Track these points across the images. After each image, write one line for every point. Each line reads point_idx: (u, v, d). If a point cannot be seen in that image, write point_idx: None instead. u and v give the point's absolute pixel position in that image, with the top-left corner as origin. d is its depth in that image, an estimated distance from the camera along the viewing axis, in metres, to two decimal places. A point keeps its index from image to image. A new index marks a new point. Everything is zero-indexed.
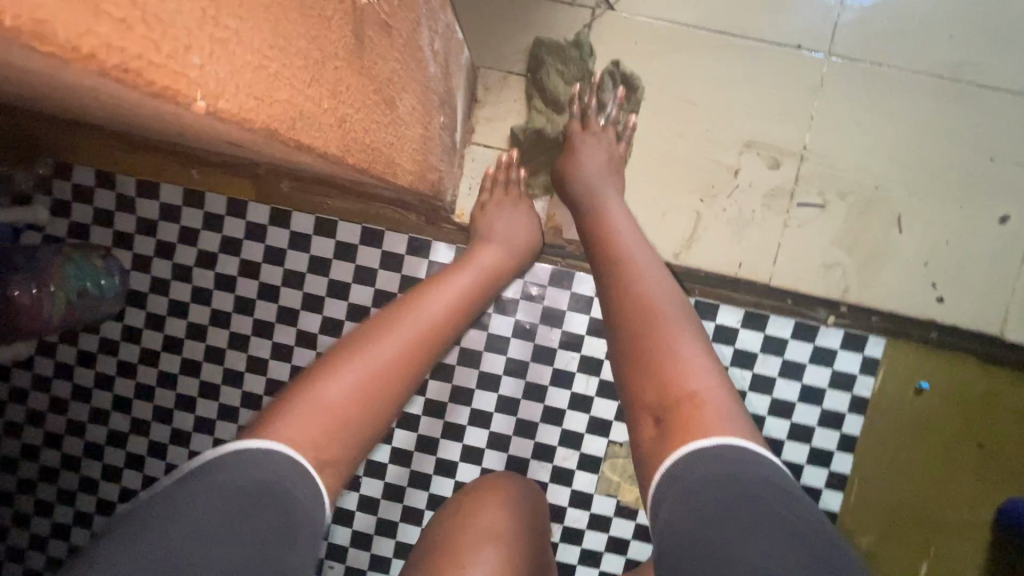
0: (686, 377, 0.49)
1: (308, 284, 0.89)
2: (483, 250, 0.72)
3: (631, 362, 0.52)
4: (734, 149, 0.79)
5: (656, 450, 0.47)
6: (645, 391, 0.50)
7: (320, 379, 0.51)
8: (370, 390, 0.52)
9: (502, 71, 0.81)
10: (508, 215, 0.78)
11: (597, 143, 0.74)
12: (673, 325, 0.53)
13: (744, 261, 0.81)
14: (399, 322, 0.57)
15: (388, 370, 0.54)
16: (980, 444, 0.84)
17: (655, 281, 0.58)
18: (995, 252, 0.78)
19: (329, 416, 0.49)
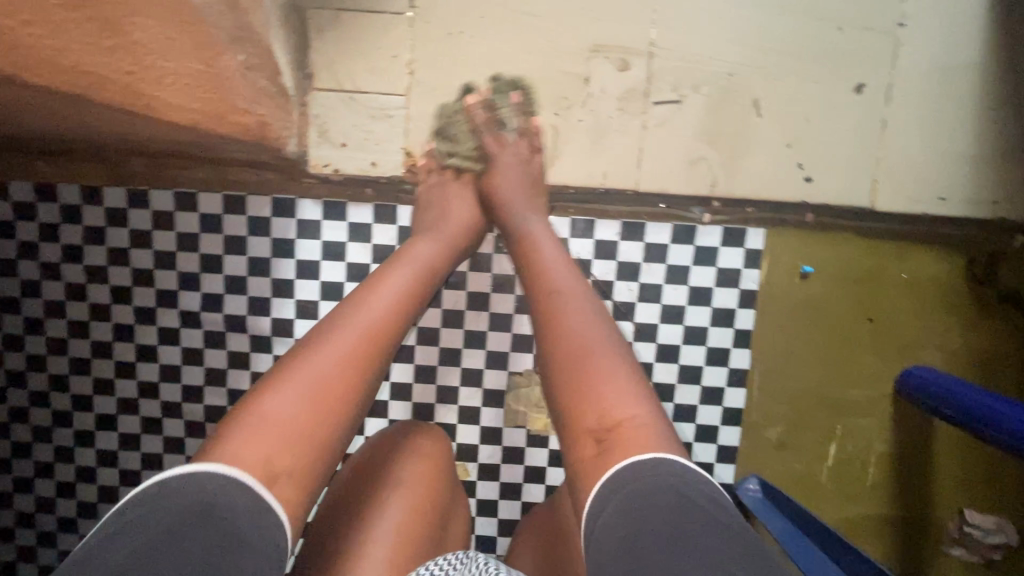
0: (616, 407, 0.55)
1: (181, 263, 0.86)
2: (417, 243, 0.72)
3: (566, 385, 0.59)
4: (583, 56, 0.77)
5: (595, 467, 0.53)
6: (586, 415, 0.56)
7: (268, 392, 0.53)
8: (317, 392, 0.54)
9: (332, 8, 0.76)
10: (450, 201, 0.77)
11: (517, 159, 0.74)
12: (611, 360, 0.59)
13: (611, 171, 0.80)
14: (341, 323, 0.60)
15: (329, 370, 0.56)
16: (870, 318, 0.83)
17: (588, 311, 0.63)
18: (855, 124, 0.78)
19: (282, 427, 0.51)
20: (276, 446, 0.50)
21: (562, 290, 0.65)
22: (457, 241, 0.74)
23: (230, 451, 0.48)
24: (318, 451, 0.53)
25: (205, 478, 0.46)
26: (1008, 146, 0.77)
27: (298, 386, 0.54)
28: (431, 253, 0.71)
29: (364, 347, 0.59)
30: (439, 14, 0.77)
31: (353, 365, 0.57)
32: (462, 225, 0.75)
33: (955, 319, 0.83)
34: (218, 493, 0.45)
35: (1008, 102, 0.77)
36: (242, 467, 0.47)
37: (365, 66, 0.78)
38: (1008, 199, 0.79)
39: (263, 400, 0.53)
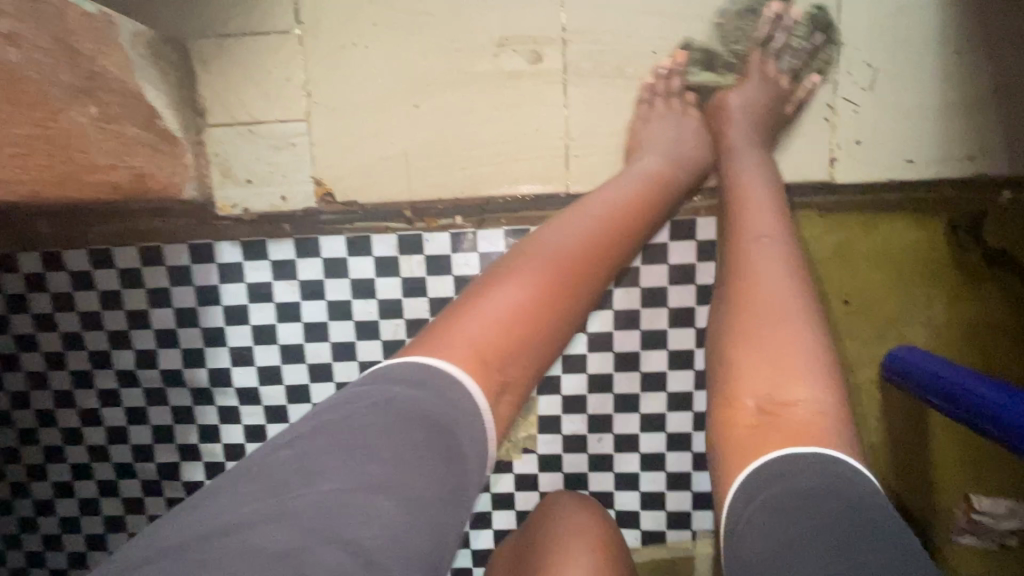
0: (796, 386, 0.50)
1: (108, 322, 0.82)
2: (647, 159, 0.69)
3: (738, 336, 0.55)
4: (489, 52, 0.70)
5: (751, 441, 0.48)
6: (755, 381, 0.51)
7: (507, 278, 0.57)
8: (541, 292, 0.56)
9: (213, 37, 0.71)
10: (678, 123, 0.71)
11: (761, 84, 0.70)
12: (797, 325, 0.54)
13: (538, 175, 0.73)
14: (557, 232, 0.62)
15: (548, 270, 0.58)
16: (845, 300, 0.76)
17: (782, 268, 0.58)
18: (798, 89, 0.70)
19: (499, 321, 0.53)
20: (492, 335, 0.52)
21: (754, 248, 0.60)
22: (691, 168, 0.70)
23: (452, 348, 0.50)
24: (524, 366, 0.54)
25: (436, 370, 0.48)
26: (979, 91, 0.69)
27: (517, 294, 0.55)
28: (661, 171, 0.68)
29: (595, 251, 0.61)
30: (329, 28, 0.71)
31: (558, 279, 0.58)
32: (698, 147, 0.72)
33: (939, 291, 0.75)
34: (454, 411, 0.46)
35: (975, 41, 0.68)
36: (471, 375, 0.49)
37: (259, 93, 0.72)
38: (985, 152, 0.70)
39: (491, 291, 0.56)
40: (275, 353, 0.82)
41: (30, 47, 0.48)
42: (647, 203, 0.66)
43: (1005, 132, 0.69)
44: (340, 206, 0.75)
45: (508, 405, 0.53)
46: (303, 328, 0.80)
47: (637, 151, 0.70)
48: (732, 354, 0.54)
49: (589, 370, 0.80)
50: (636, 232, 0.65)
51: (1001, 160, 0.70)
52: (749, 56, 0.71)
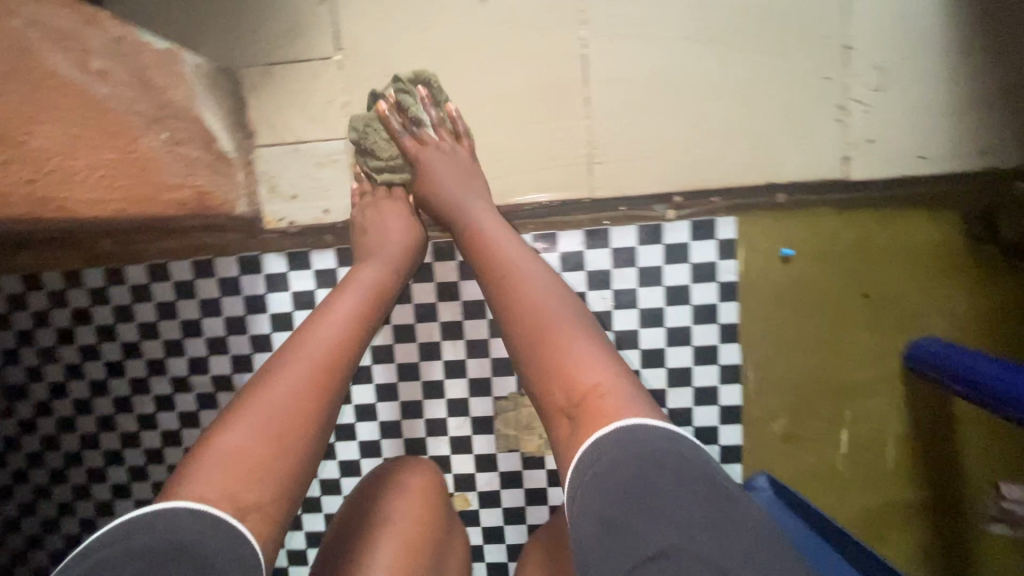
0: (581, 376, 0.52)
1: (163, 332, 0.88)
2: (365, 265, 0.68)
3: (529, 366, 0.56)
4: (513, 69, 0.76)
5: (571, 445, 0.50)
6: (553, 393, 0.53)
7: (258, 387, 0.54)
8: (283, 417, 0.52)
9: (261, 65, 0.77)
10: (384, 217, 0.73)
11: (441, 155, 0.71)
12: (562, 324, 0.56)
13: (561, 182, 0.77)
14: (286, 353, 0.57)
15: (305, 367, 0.55)
16: (865, 294, 0.78)
17: (545, 288, 0.60)
18: (808, 93, 0.73)
19: (271, 413, 0.51)
20: (255, 433, 0.50)
21: (518, 301, 0.59)
22: (409, 254, 0.71)
23: (181, 488, 0.46)
24: (298, 440, 0.51)
25: (172, 513, 0.44)
26: (984, 88, 0.72)
27: (256, 421, 0.50)
28: (380, 270, 0.68)
29: (325, 363, 0.57)
30: (365, 53, 0.77)
31: (309, 387, 0.54)
32: (406, 229, 0.72)
33: (959, 282, 0.77)
34: (178, 535, 0.42)
35: (977, 43, 0.71)
36: (210, 504, 0.45)
37: (303, 115, 0.78)
38: (995, 146, 0.73)
39: (221, 419, 0.51)
40: None
41: (116, 83, 0.55)
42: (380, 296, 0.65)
43: (1014, 127, 0.72)
44: None
45: (279, 484, 0.49)
46: None
47: (364, 258, 0.69)
48: (540, 390, 0.55)
49: None
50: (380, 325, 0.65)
51: (1011, 153, 0.73)
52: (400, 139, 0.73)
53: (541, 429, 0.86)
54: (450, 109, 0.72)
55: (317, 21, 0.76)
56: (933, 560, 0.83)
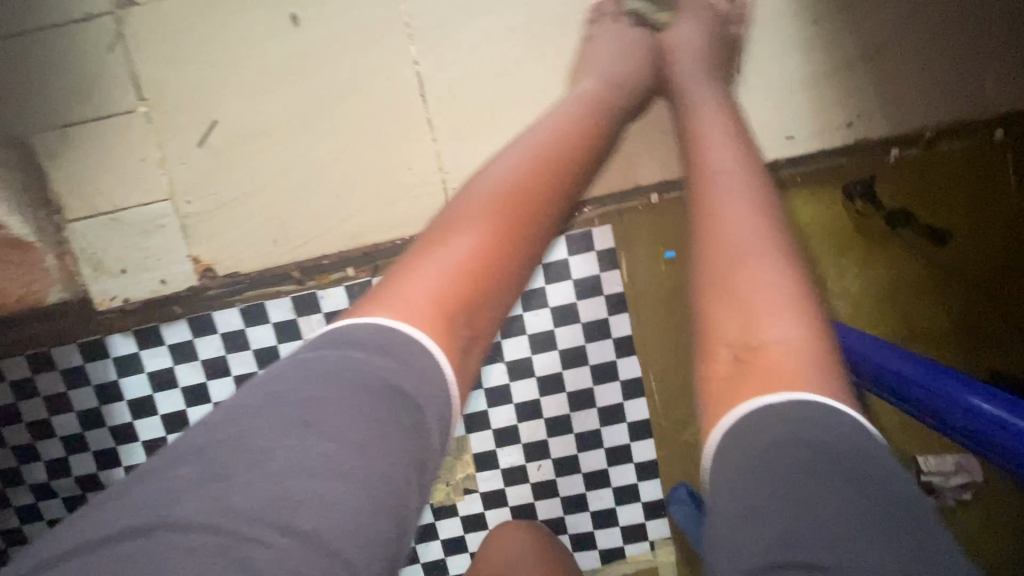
0: (767, 322, 0.39)
1: (12, 438, 0.78)
2: (585, 82, 0.61)
3: (698, 287, 0.44)
4: (346, 95, 0.68)
5: (723, 398, 0.37)
6: (722, 323, 0.41)
7: (458, 203, 0.50)
8: (506, 195, 0.49)
9: (57, 127, 0.67)
10: (602, 43, 0.64)
11: (699, 20, 0.65)
12: (763, 255, 0.42)
13: (418, 214, 0.71)
14: (518, 157, 0.52)
15: (519, 170, 0.51)
16: None
17: (744, 200, 0.47)
18: None
19: (493, 184, 0.50)
20: (448, 251, 0.45)
21: (706, 194, 0.49)
22: (630, 78, 0.62)
23: (400, 303, 0.41)
24: (469, 278, 0.44)
25: (376, 335, 0.39)
26: (845, 56, 0.67)
27: (450, 256, 0.45)
28: (597, 86, 0.60)
29: (535, 185, 0.50)
30: (174, 100, 0.68)
31: (502, 228, 0.47)
32: (642, 66, 0.63)
33: (850, 259, 0.73)
34: (396, 377, 0.37)
35: (828, 9, 0.66)
36: (413, 327, 0.40)
37: (115, 179, 0.69)
38: (863, 116, 0.69)
39: (457, 205, 0.49)
40: None
41: None
42: (598, 103, 0.58)
43: (878, 93, 0.68)
44: (224, 279, 0.72)
45: (462, 357, 0.42)
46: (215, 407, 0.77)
47: (579, 78, 0.62)
48: (710, 306, 0.42)
49: (516, 399, 0.77)
50: (609, 126, 0.59)
51: (879, 121, 0.69)
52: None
53: (447, 476, 0.80)
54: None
55: (113, 69, 0.67)
56: None
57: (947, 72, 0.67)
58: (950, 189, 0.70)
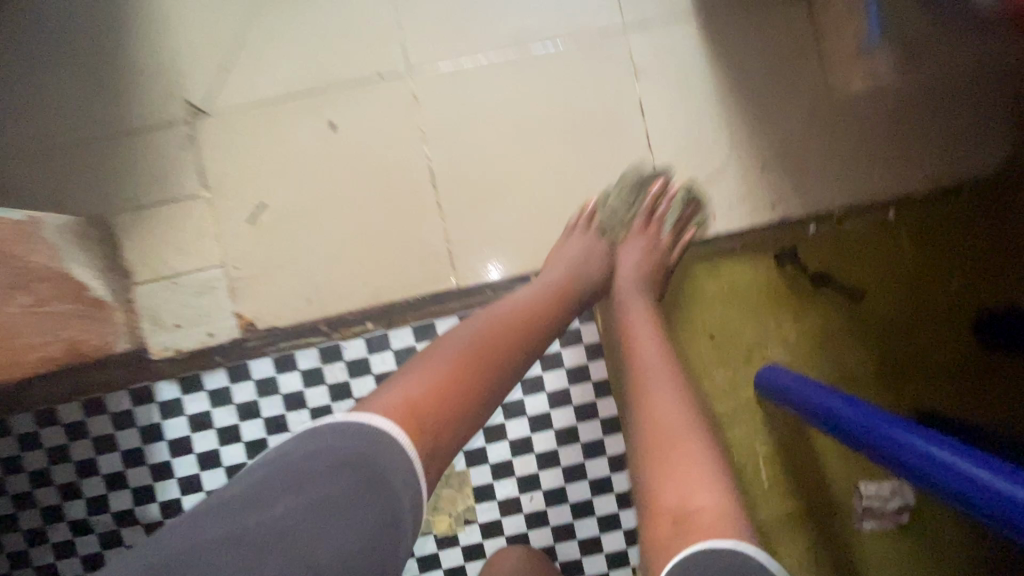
0: (695, 493, 0.56)
1: (58, 476, 0.87)
2: (547, 267, 0.80)
3: (645, 461, 0.63)
4: (372, 184, 0.84)
5: (673, 546, 0.53)
6: (665, 494, 0.58)
7: (425, 359, 0.63)
8: (474, 358, 0.63)
9: (133, 208, 0.83)
10: (567, 237, 0.83)
11: (637, 244, 0.83)
12: (689, 443, 0.62)
13: (428, 278, 0.85)
14: (486, 325, 0.68)
15: (486, 341, 0.66)
16: (710, 335, 0.89)
17: (673, 394, 0.68)
18: (625, 174, 0.86)
19: (461, 349, 0.64)
20: (430, 399, 0.58)
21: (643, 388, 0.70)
22: (589, 278, 0.80)
23: (378, 406, 0.55)
24: (451, 430, 0.58)
25: (375, 430, 0.52)
26: (766, 155, 0.86)
27: (423, 383, 0.59)
28: (558, 276, 0.79)
29: (505, 347, 0.67)
30: (232, 187, 0.84)
31: (468, 373, 0.62)
32: (601, 269, 0.81)
33: (785, 313, 0.89)
34: (385, 463, 0.51)
35: (749, 122, 0.86)
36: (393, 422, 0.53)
37: (177, 249, 0.83)
38: (784, 200, 0.86)
39: (417, 367, 0.62)
40: (221, 475, 0.88)
41: None
42: (566, 294, 0.77)
43: (794, 182, 0.86)
44: (262, 332, 0.85)
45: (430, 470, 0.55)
46: (245, 446, 0.88)
47: (545, 266, 0.81)
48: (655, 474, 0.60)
49: (510, 437, 0.89)
50: (563, 310, 0.76)
51: (797, 205, 0.86)
52: (636, 219, 0.84)
53: (449, 508, 0.90)
54: (688, 231, 0.86)
55: (184, 162, 0.83)
56: (820, 566, 0.91)
57: (847, 167, 0.86)
58: (860, 256, 0.87)
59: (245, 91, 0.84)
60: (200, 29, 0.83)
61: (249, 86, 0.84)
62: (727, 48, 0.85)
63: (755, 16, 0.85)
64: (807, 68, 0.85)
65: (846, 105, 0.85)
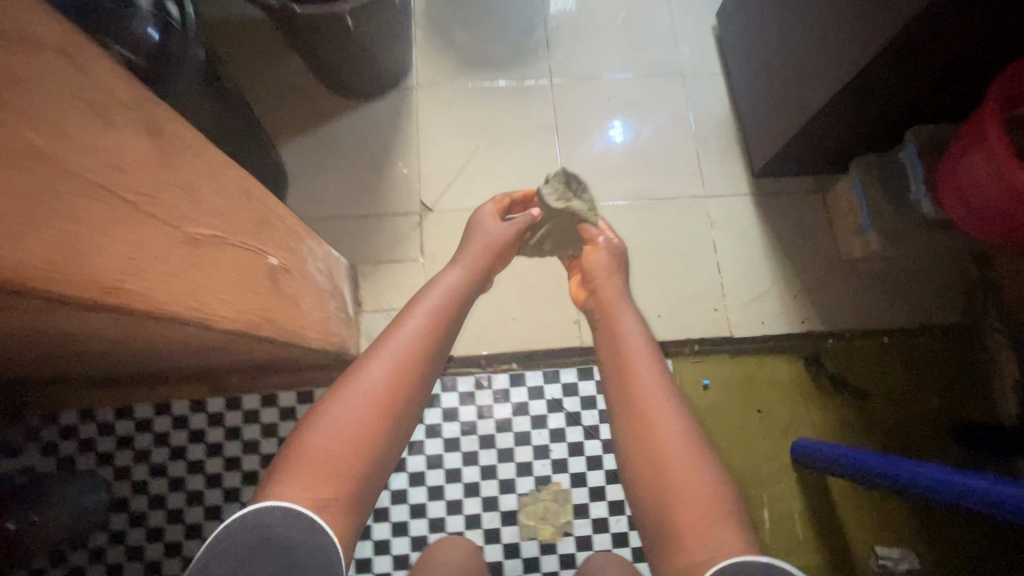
0: (712, 524, 0.68)
1: (263, 447, 1.15)
2: (442, 278, 0.94)
3: (651, 488, 0.74)
4: (531, 268, 1.25)
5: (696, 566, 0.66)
6: (683, 522, 0.69)
7: (323, 413, 0.73)
8: (352, 433, 0.72)
9: (372, 263, 1.23)
10: (476, 230, 1.04)
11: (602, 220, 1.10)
12: (692, 474, 0.72)
13: (561, 336, 1.22)
14: (361, 368, 0.78)
15: (360, 410, 0.73)
16: (758, 410, 1.21)
17: (672, 425, 0.77)
18: (700, 286, 1.27)
19: (343, 427, 0.72)
20: (316, 474, 0.68)
21: (647, 415, 0.79)
22: (480, 271, 0.98)
23: (286, 486, 0.66)
24: (351, 482, 0.70)
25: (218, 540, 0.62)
26: (797, 287, 1.26)
27: (325, 435, 0.71)
28: (452, 283, 0.93)
29: (392, 379, 0.77)
30: (440, 258, 1.24)
31: (372, 418, 0.73)
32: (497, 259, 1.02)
33: (811, 400, 1.21)
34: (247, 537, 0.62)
35: (784, 264, 1.28)
36: (289, 497, 0.65)
37: (396, 292, 1.21)
38: (810, 319, 1.25)
39: (309, 436, 0.70)
40: None
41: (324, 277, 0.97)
42: (450, 304, 0.90)
43: (817, 307, 1.25)
44: None
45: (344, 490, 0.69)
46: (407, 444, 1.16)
47: (442, 275, 0.95)
48: (665, 513, 0.71)
49: (606, 466, 1.16)
50: (434, 350, 0.84)
51: (819, 323, 1.25)
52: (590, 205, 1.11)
53: (553, 519, 1.14)
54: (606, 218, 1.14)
55: (411, 238, 1.25)
56: None
57: (852, 303, 1.26)
58: (866, 366, 1.23)
59: (459, 200, 1.29)
60: (439, 161, 1.31)
61: (462, 198, 1.29)
62: (771, 217, 1.31)
63: (788, 200, 1.32)
64: (823, 237, 1.30)
65: (850, 261, 1.27)
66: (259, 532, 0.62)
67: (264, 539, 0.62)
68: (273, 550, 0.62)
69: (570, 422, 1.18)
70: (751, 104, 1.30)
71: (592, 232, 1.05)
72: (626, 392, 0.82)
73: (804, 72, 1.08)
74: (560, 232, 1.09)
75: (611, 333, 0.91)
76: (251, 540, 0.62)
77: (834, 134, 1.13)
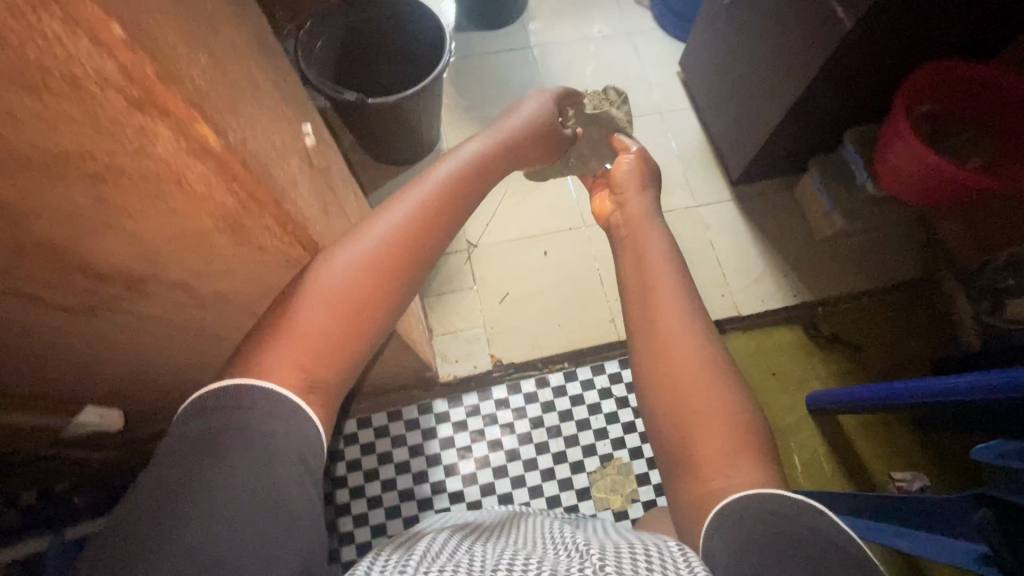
0: (725, 458, 0.65)
1: (365, 464, 1.33)
2: (476, 140, 0.83)
3: (670, 423, 0.70)
4: (566, 282, 1.50)
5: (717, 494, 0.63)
6: (703, 451, 0.66)
7: (320, 275, 0.61)
8: (342, 307, 0.60)
9: (436, 295, 1.48)
10: (523, 103, 0.97)
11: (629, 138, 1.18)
12: (714, 409, 0.68)
13: (600, 333, 1.45)
14: (369, 228, 0.66)
15: (362, 278, 0.61)
16: (773, 372, 1.44)
17: (697, 354, 0.72)
18: (707, 277, 1.53)
19: (335, 296, 0.60)
20: (306, 353, 0.58)
21: (665, 347, 0.73)
22: (517, 141, 0.89)
23: (272, 362, 0.56)
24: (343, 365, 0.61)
25: (201, 411, 0.52)
26: (784, 268, 1.53)
27: (320, 306, 0.59)
28: (489, 147, 0.82)
29: (399, 245, 0.65)
30: (490, 284, 1.49)
31: (374, 282, 0.62)
32: (543, 135, 0.95)
33: (815, 358, 1.45)
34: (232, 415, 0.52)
35: (771, 251, 1.55)
36: (275, 376, 0.55)
37: (459, 318, 1.46)
38: (800, 292, 1.51)
39: (302, 305, 0.59)
40: (470, 464, 1.33)
41: None
42: (483, 171, 0.79)
43: (803, 282, 1.52)
44: (504, 366, 1.41)
45: (332, 372, 0.60)
46: (487, 442, 1.35)
47: (473, 137, 0.84)
48: (685, 441, 0.68)
49: None
50: (445, 231, 0.71)
51: (808, 294, 1.50)
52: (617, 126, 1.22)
53: (621, 489, 1.31)
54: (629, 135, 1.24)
55: (464, 271, 1.50)
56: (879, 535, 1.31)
57: (831, 275, 1.52)
58: (852, 323, 1.48)
59: (498, 234, 1.55)
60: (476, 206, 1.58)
61: (500, 233, 1.55)
62: (753, 215, 1.59)
63: (764, 200, 1.61)
64: (798, 225, 1.58)
65: (822, 241, 1.55)
66: (241, 424, 0.51)
67: (244, 430, 0.51)
68: (255, 449, 0.51)
69: (621, 404, 1.38)
70: (720, 129, 1.61)
71: (622, 139, 1.12)
72: (646, 321, 0.77)
73: (759, 99, 1.39)
74: (592, 136, 1.19)
75: (631, 248, 0.86)
76: (230, 433, 0.51)
77: (791, 141, 1.42)
